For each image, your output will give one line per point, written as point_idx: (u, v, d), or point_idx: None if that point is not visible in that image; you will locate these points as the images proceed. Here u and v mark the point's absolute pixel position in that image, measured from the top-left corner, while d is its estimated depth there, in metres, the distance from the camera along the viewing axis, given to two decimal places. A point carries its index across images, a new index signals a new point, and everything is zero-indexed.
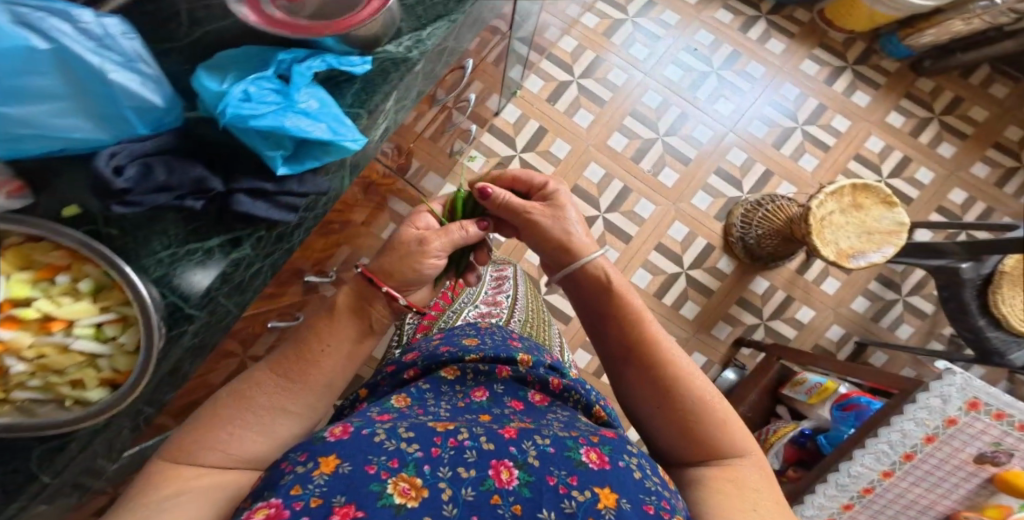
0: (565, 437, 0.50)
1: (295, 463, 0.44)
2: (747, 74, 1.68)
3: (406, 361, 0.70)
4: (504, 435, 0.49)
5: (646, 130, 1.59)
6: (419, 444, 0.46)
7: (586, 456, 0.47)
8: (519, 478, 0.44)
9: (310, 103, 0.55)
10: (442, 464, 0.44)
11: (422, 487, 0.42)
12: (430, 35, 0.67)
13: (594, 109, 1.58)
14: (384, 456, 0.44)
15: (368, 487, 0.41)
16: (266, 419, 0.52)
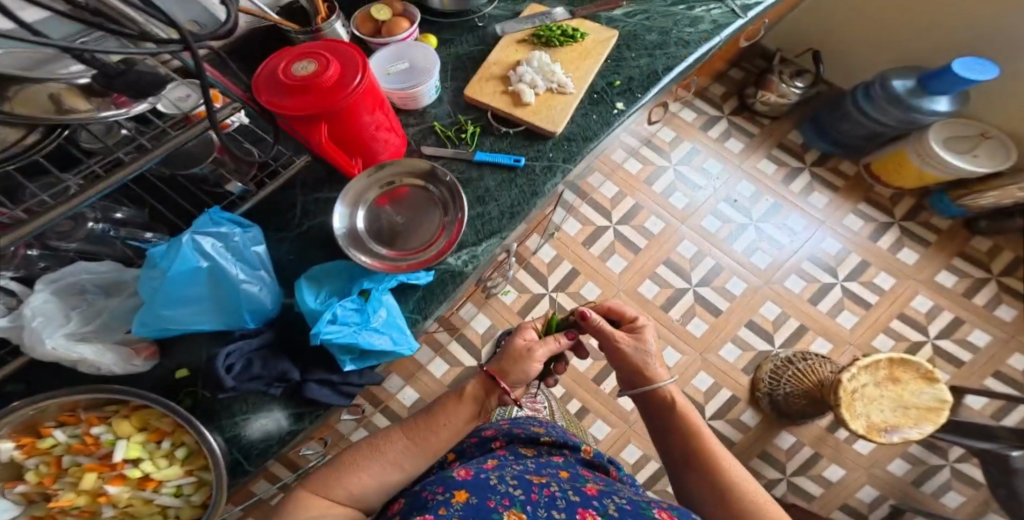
0: (637, 502, 0.73)
1: (439, 492, 0.72)
2: (789, 229, 1.69)
3: (489, 437, 0.99)
4: (586, 493, 0.75)
5: (681, 279, 1.60)
6: (523, 491, 0.72)
7: (658, 513, 0.69)
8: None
9: (380, 318, 0.73)
10: (541, 505, 0.69)
11: (525, 517, 0.67)
12: (483, 248, 0.84)
13: (629, 254, 1.60)
14: (501, 497, 0.70)
15: (492, 514, 0.67)
16: (398, 464, 0.73)
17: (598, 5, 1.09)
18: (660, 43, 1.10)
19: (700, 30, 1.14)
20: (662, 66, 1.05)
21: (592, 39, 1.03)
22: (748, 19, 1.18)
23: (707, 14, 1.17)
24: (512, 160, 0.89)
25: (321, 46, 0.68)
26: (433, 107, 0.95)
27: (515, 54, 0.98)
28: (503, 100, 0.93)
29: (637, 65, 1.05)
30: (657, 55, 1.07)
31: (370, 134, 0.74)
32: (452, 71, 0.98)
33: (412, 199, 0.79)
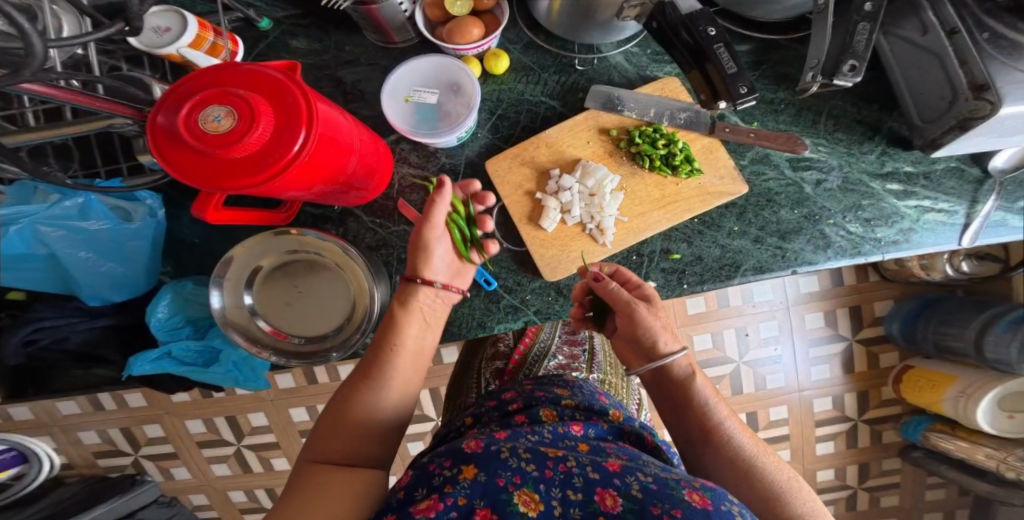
0: (668, 479, 0.53)
1: (443, 467, 0.52)
2: (760, 383, 1.58)
3: (508, 398, 0.80)
4: (608, 467, 0.54)
5: None
6: (536, 466, 0.53)
7: (689, 495, 0.50)
8: (625, 507, 0.50)
9: (233, 355, 0.68)
10: (555, 482, 0.52)
11: (540, 502, 0.50)
12: None
13: None
14: (510, 472, 0.51)
15: (499, 495, 0.50)
16: (389, 391, 0.59)
17: (764, 138, 0.70)
18: (791, 227, 0.72)
19: (868, 235, 0.71)
20: (753, 262, 0.72)
21: (701, 185, 0.71)
22: (964, 246, 0.70)
23: (912, 218, 0.70)
24: (482, 279, 0.72)
25: (268, 76, 0.44)
26: (450, 157, 0.72)
27: (583, 150, 0.73)
28: (519, 205, 0.72)
29: (724, 245, 0.73)
30: (766, 244, 0.72)
31: (303, 197, 0.55)
32: (503, 119, 0.73)
33: (321, 274, 0.64)
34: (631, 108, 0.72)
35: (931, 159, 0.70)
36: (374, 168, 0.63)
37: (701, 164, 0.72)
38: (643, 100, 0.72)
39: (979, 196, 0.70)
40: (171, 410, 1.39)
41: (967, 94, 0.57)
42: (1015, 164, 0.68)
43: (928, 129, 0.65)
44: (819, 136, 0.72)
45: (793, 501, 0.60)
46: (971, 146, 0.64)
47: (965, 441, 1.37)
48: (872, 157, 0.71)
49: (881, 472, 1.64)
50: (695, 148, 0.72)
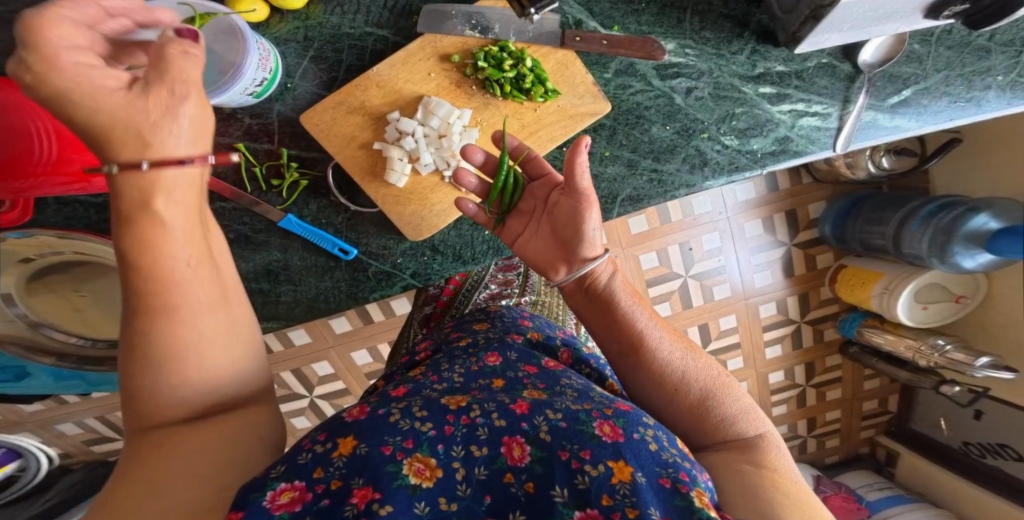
0: (578, 411, 0.49)
1: (316, 441, 0.44)
2: (708, 294, 1.55)
3: (420, 349, 0.78)
4: (515, 410, 0.49)
5: None
6: (433, 423, 0.47)
7: (599, 428, 0.46)
8: (532, 455, 0.45)
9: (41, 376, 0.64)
10: (456, 438, 0.46)
11: (438, 467, 0.44)
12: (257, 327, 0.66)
13: None
14: (399, 437, 0.44)
15: (385, 468, 0.42)
16: (216, 335, 0.43)
17: (620, 46, 0.60)
18: (664, 147, 0.63)
19: (744, 147, 0.63)
20: (629, 191, 0.64)
21: (561, 108, 0.62)
22: (838, 151, 0.64)
23: (786, 125, 0.63)
24: (337, 249, 0.64)
25: None
26: (257, 117, 0.61)
27: (424, 85, 0.62)
28: (355, 160, 0.63)
29: (598, 174, 0.64)
30: (641, 169, 0.63)
31: None
32: (317, 63, 0.62)
33: (83, 266, 0.60)
34: (471, 25, 0.61)
35: (801, 57, 0.62)
36: None
37: (556, 83, 0.61)
38: (487, 14, 0.61)
39: (852, 94, 0.63)
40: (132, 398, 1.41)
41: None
42: (882, 59, 0.61)
43: (788, 21, 0.57)
44: (684, 37, 0.62)
45: (725, 399, 0.56)
46: (833, 36, 0.56)
47: (893, 334, 1.39)
48: (742, 58, 0.62)
49: (827, 369, 1.69)
50: (549, 66, 0.61)
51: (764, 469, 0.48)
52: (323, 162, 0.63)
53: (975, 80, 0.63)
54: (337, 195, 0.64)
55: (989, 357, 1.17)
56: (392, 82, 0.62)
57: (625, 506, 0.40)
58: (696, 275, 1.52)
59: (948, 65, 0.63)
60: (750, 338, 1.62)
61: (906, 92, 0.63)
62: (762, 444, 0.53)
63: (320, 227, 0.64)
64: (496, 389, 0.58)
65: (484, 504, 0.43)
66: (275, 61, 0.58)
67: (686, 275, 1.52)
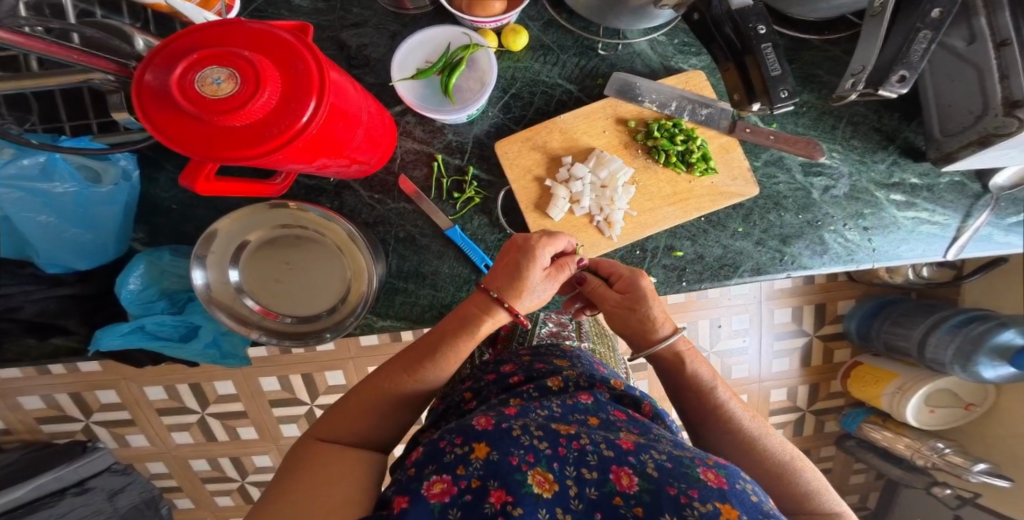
0: (680, 455, 0.52)
1: (453, 444, 0.50)
2: (727, 371, 1.65)
3: (508, 371, 0.76)
4: (622, 444, 0.52)
5: None
6: (549, 443, 0.51)
7: (704, 474, 0.49)
8: (641, 485, 0.48)
9: (207, 336, 0.77)
10: (568, 460, 0.50)
11: (553, 482, 0.48)
12: (384, 324, 0.69)
13: None
14: (522, 450, 0.50)
15: (513, 475, 0.47)
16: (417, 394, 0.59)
17: (784, 142, 0.69)
18: (792, 232, 0.72)
19: (864, 242, 0.73)
20: (751, 263, 0.72)
21: (714, 185, 0.70)
22: (948, 257, 0.74)
23: (908, 228, 0.73)
24: (485, 265, 0.69)
25: (276, 38, 0.44)
26: (457, 135, 0.71)
27: (598, 139, 0.71)
28: (527, 191, 0.70)
29: (726, 245, 0.72)
30: (767, 246, 0.72)
31: (306, 169, 0.54)
32: (516, 100, 0.72)
33: (309, 250, 0.66)
34: (651, 100, 0.69)
35: (937, 174, 0.73)
36: (375, 139, 0.61)
37: (716, 163, 0.70)
38: (667, 93, 0.70)
39: (975, 208, 0.73)
40: (129, 378, 1.54)
41: (998, 109, 0.59)
42: (1014, 182, 0.71)
43: (945, 142, 0.68)
44: (834, 142, 0.72)
45: (799, 479, 0.62)
46: (980, 162, 0.67)
47: (892, 431, 1.53)
48: (881, 167, 0.73)
49: (819, 458, 1.78)
50: (713, 147, 0.70)
51: None
52: (495, 186, 0.71)
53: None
54: (500, 215, 0.71)
55: (984, 464, 1.31)
56: (582, 128, 0.71)
57: None
58: (720, 349, 1.63)
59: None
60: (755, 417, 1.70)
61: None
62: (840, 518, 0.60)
63: (488, 241, 0.71)
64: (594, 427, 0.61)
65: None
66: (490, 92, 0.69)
67: (710, 349, 1.62)
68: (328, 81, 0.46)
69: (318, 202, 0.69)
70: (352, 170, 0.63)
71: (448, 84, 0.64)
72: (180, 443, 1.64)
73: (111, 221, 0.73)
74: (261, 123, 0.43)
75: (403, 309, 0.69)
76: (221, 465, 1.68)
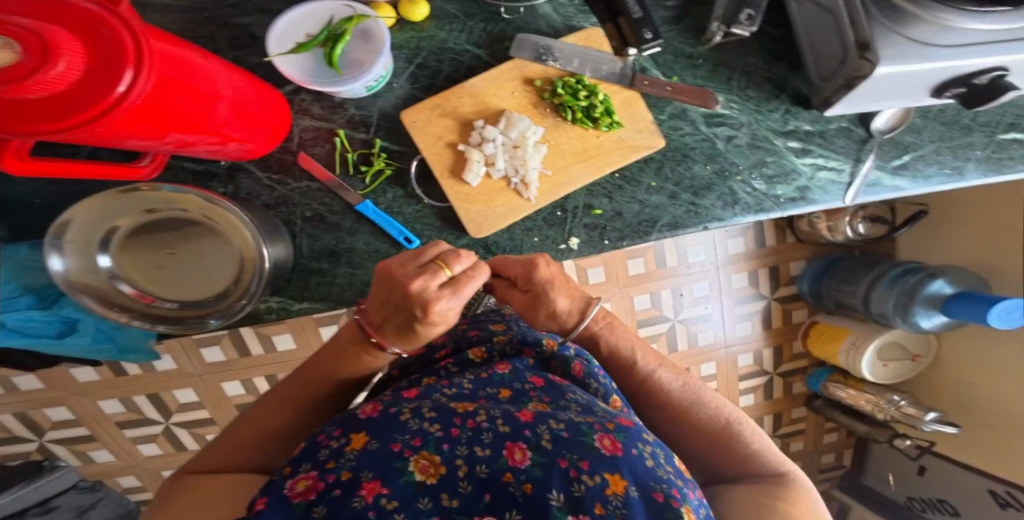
0: (580, 422, 0.52)
1: (332, 437, 0.51)
2: (693, 339, 1.67)
3: (437, 344, 0.76)
4: (519, 417, 0.53)
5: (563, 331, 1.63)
6: (441, 425, 0.52)
7: (599, 441, 0.49)
8: (533, 459, 0.49)
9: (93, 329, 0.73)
10: (461, 441, 0.50)
11: (440, 464, 0.48)
12: (301, 307, 0.67)
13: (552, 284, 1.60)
14: (407, 436, 0.50)
15: (393, 463, 0.47)
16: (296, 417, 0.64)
17: (681, 91, 0.72)
18: (703, 184, 0.74)
19: (770, 192, 0.74)
20: (668, 218, 0.73)
21: (622, 139, 0.72)
22: (845, 203, 0.75)
23: (806, 176, 0.74)
24: (402, 237, 0.68)
25: (80, 9, 0.40)
26: (360, 109, 0.70)
27: (507, 101, 0.72)
28: (440, 157, 0.70)
29: (642, 201, 0.73)
30: (680, 200, 0.73)
31: (161, 145, 0.52)
32: (422, 69, 0.71)
33: (195, 236, 0.62)
34: (555, 59, 0.71)
35: (826, 119, 0.74)
36: (249, 113, 0.58)
37: (621, 118, 0.72)
38: (569, 50, 0.71)
39: (862, 153, 0.75)
40: (80, 392, 1.50)
41: (854, 53, 0.59)
42: (891, 125, 0.74)
43: (823, 87, 0.68)
44: (730, 92, 0.74)
45: (740, 441, 0.66)
46: (854, 106, 0.68)
47: (854, 389, 1.55)
48: (776, 116, 0.74)
49: (792, 421, 1.80)
50: (616, 102, 0.72)
51: (794, 502, 0.61)
52: (405, 156, 0.70)
53: (959, 152, 0.76)
54: (416, 186, 0.70)
55: (935, 414, 1.35)
56: (489, 93, 0.71)
57: (616, 515, 0.44)
58: (685, 316, 1.65)
59: (940, 137, 0.76)
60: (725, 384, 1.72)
61: (906, 157, 0.75)
62: (779, 476, 0.64)
63: (405, 212, 0.70)
64: (503, 400, 0.60)
65: (483, 501, 0.46)
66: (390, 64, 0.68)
67: (675, 317, 1.65)
68: (148, 50, 0.43)
69: (211, 186, 0.67)
70: (227, 151, 0.61)
71: (331, 55, 0.62)
72: (148, 455, 1.61)
73: (4, 223, 0.69)
74: (63, 92, 0.40)
75: (322, 291, 0.68)
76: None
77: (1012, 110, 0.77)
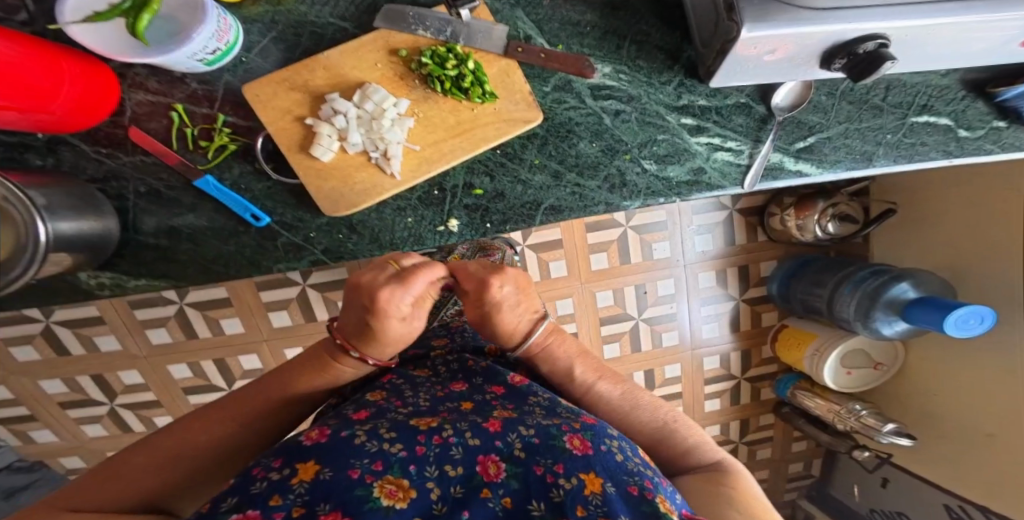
0: (548, 426, 0.51)
1: (271, 469, 0.44)
2: (657, 340, 1.60)
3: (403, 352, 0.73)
4: (488, 429, 0.50)
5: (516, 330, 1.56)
6: (403, 444, 0.47)
7: (569, 442, 0.49)
8: (509, 470, 0.47)
9: None
10: (428, 460, 0.47)
11: (410, 487, 0.44)
12: (136, 284, 0.65)
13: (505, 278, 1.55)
14: (367, 459, 0.45)
15: (355, 490, 0.42)
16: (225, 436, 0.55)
17: (555, 60, 0.67)
18: (589, 163, 0.69)
19: (662, 173, 0.70)
20: (551, 201, 0.69)
21: (497, 111, 0.67)
22: (745, 189, 0.71)
23: (702, 156, 0.70)
24: (249, 215, 0.64)
25: None
26: (204, 83, 0.65)
27: (369, 73, 0.66)
28: (287, 133, 0.65)
29: (525, 182, 0.69)
30: (565, 181, 0.69)
31: None
32: (278, 42, 0.66)
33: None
34: (425, 26, 0.66)
35: (722, 94, 0.70)
36: (12, 76, 0.50)
37: (495, 87, 0.67)
38: (440, 18, 0.66)
39: (762, 134, 0.71)
40: (20, 371, 1.50)
41: (724, 15, 0.56)
42: (792, 104, 0.70)
43: (706, 54, 0.64)
44: (620, 63, 0.69)
45: (675, 434, 0.62)
46: (738, 78, 0.64)
47: (822, 399, 1.46)
48: (669, 89, 0.69)
49: (759, 428, 1.71)
50: (491, 71, 0.67)
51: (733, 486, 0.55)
52: (255, 131, 0.66)
53: (868, 135, 0.72)
54: (262, 162, 0.65)
55: (895, 425, 1.27)
56: (350, 63, 0.66)
57: (598, 513, 0.43)
58: (649, 316, 1.57)
59: (847, 118, 0.71)
60: (690, 387, 1.65)
61: (811, 139, 0.71)
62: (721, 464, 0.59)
63: (255, 190, 0.65)
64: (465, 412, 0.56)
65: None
66: (231, 34, 0.62)
67: (639, 317, 1.57)
68: None
69: (24, 158, 0.62)
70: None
71: (134, 25, 0.55)
72: (94, 435, 1.60)
73: None
74: None
75: (162, 270, 0.65)
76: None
77: (927, 89, 0.72)
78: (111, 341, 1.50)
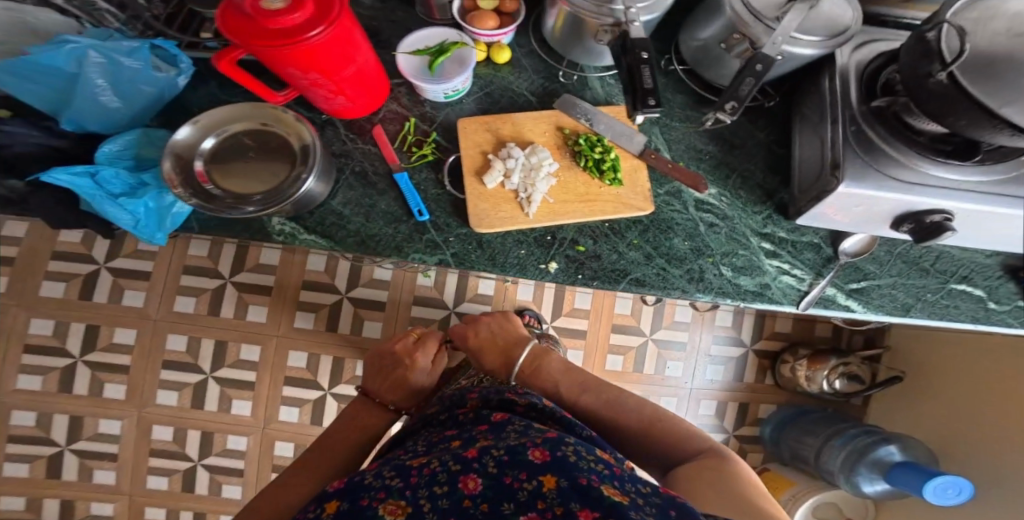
0: (516, 445, 0.62)
1: (308, 510, 0.61)
2: None
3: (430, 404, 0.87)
4: (466, 455, 0.62)
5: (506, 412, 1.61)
6: (399, 477, 0.61)
7: (532, 454, 0.60)
8: (483, 483, 0.58)
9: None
10: (420, 485, 0.60)
11: (406, 506, 0.57)
12: (306, 238, 0.81)
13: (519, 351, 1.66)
14: (374, 491, 0.60)
15: (366, 512, 0.57)
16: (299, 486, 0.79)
17: (677, 172, 0.88)
18: (678, 256, 0.87)
19: (734, 280, 0.87)
20: (637, 275, 0.86)
21: (617, 195, 0.86)
22: (800, 309, 0.88)
23: (771, 275, 0.88)
24: (416, 209, 0.82)
25: None
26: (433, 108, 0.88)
27: (539, 138, 0.88)
28: (473, 159, 0.85)
29: (621, 253, 0.86)
30: (654, 262, 0.86)
31: (301, 82, 0.68)
32: (488, 96, 0.90)
33: (282, 157, 0.76)
34: (587, 118, 0.88)
35: (800, 232, 0.90)
36: (366, 82, 0.76)
37: (623, 178, 0.87)
38: (599, 118, 0.89)
39: (824, 271, 0.89)
40: (24, 304, 1.57)
41: (829, 173, 0.75)
42: (857, 250, 0.88)
43: (800, 199, 0.84)
44: (726, 189, 0.90)
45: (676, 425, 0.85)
46: (821, 220, 0.84)
47: None
48: (759, 218, 0.90)
49: None
50: (626, 165, 0.88)
51: (727, 460, 0.77)
52: (449, 152, 0.87)
53: (915, 289, 0.90)
54: (443, 174, 0.85)
55: None
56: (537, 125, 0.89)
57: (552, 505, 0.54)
58: None
59: (899, 274, 0.90)
60: None
61: (864, 283, 0.89)
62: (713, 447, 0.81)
63: (426, 192, 0.84)
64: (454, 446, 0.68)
65: None
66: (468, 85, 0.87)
67: None
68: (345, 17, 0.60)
69: None
70: (334, 103, 0.77)
71: None
72: (20, 387, 1.56)
73: None
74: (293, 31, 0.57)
75: (332, 230, 0.81)
76: (50, 425, 1.56)
77: (971, 264, 0.91)
78: (137, 297, 1.61)
